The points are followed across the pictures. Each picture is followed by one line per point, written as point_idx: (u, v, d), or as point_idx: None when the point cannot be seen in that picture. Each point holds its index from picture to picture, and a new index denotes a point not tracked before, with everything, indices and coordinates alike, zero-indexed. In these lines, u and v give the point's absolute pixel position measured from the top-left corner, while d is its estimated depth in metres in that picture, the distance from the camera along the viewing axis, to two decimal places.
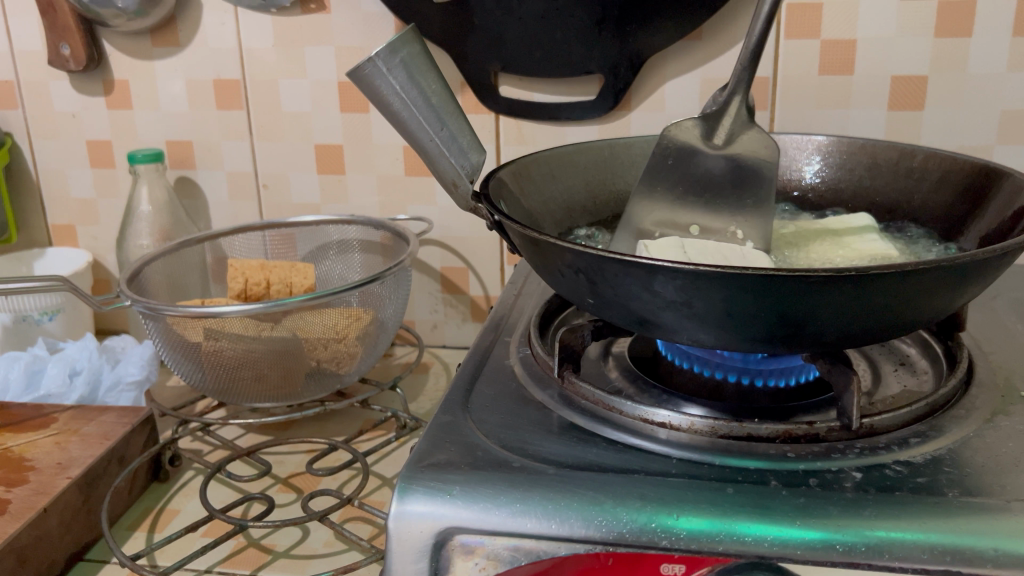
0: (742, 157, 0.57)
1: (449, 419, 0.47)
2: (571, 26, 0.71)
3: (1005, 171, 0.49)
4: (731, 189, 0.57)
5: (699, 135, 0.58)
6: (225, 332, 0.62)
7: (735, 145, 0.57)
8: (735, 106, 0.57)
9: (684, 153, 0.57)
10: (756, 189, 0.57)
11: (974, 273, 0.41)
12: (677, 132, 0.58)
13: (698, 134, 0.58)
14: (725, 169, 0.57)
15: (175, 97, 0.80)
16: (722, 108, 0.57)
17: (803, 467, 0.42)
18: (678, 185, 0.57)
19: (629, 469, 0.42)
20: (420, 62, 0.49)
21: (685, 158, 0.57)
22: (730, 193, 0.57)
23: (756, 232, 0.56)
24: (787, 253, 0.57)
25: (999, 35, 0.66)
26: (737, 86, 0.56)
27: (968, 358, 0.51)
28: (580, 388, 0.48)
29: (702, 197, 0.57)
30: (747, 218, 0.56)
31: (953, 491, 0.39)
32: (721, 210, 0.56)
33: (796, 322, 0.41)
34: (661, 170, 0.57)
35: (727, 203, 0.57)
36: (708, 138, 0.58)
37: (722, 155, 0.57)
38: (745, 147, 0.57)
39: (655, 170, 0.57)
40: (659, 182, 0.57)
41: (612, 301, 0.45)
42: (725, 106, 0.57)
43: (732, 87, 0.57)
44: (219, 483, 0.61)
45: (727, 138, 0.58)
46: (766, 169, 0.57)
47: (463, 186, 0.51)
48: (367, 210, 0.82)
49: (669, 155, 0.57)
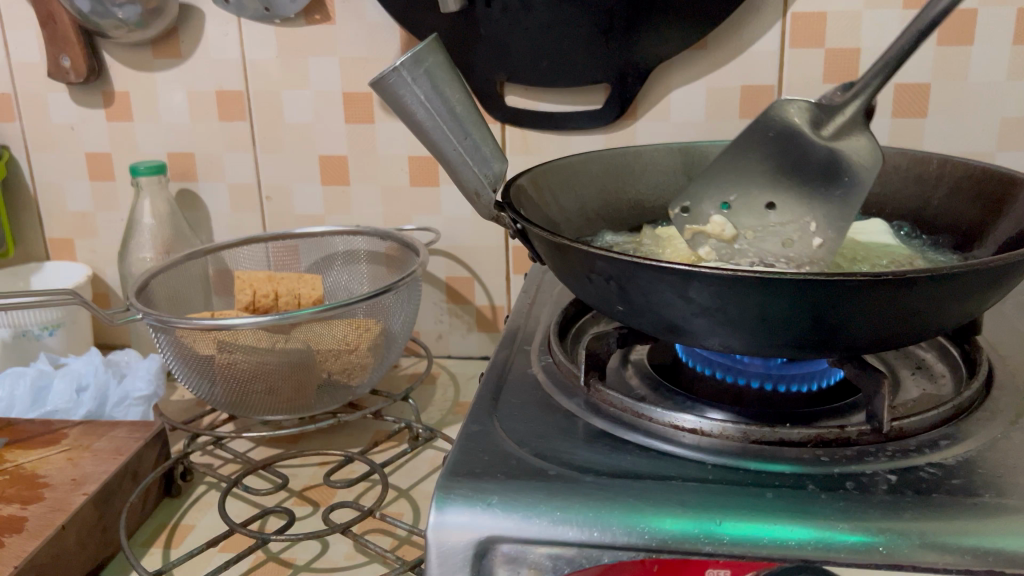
0: (842, 156, 0.52)
1: (478, 427, 0.46)
2: (578, 36, 0.71)
3: (1020, 179, 0.50)
4: (824, 182, 0.52)
5: (808, 120, 0.53)
6: (238, 343, 0.61)
7: (841, 143, 0.52)
8: (854, 108, 0.51)
9: (786, 135, 0.53)
10: (838, 193, 0.52)
11: (1003, 275, 0.42)
12: (787, 110, 0.53)
13: (807, 118, 0.53)
14: (821, 164, 0.52)
15: (176, 109, 0.80)
16: (838, 107, 0.52)
17: (837, 471, 0.42)
18: (767, 160, 0.54)
19: (665, 475, 0.42)
20: (443, 72, 0.49)
21: (786, 138, 0.53)
22: (815, 187, 0.52)
23: (830, 229, 0.51)
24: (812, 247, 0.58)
25: (999, 44, 0.68)
26: (865, 87, 0.50)
27: (986, 361, 0.52)
28: (607, 395, 0.48)
29: (784, 182, 0.53)
30: (830, 213, 0.52)
31: (989, 492, 0.40)
32: (803, 200, 0.52)
33: (830, 325, 0.41)
34: (760, 143, 0.54)
35: (810, 188, 0.52)
36: (817, 126, 0.52)
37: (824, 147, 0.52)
38: (851, 148, 0.52)
39: (753, 138, 0.54)
40: (755, 156, 0.54)
41: (643, 308, 0.45)
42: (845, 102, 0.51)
43: (860, 89, 0.50)
44: (234, 498, 0.61)
45: (835, 134, 0.52)
46: (862, 181, 0.52)
47: (487, 195, 0.51)
48: (371, 221, 0.82)
49: (773, 132, 0.54)
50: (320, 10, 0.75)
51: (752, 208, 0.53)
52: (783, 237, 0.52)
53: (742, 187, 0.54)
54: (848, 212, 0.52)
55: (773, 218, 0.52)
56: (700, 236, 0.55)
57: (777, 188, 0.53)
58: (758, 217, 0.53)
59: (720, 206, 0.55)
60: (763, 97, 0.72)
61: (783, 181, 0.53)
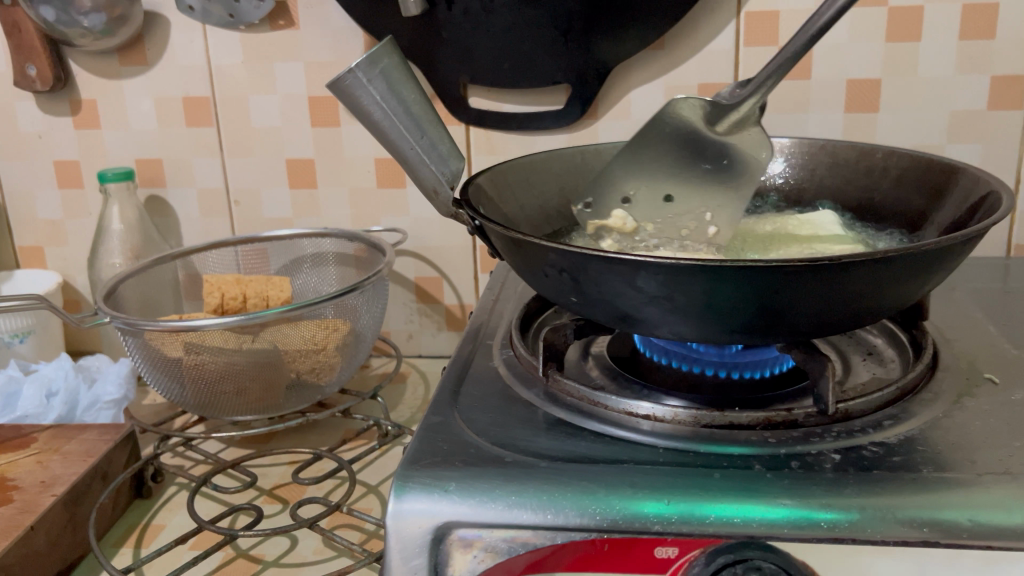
0: (734, 151, 0.56)
1: (439, 418, 0.47)
2: (538, 37, 0.72)
3: (961, 166, 0.52)
4: (719, 175, 0.56)
5: (702, 116, 0.55)
6: (206, 344, 0.62)
7: (733, 137, 0.55)
8: (750, 106, 0.53)
9: (684, 132, 0.56)
10: (728, 180, 0.56)
11: (939, 259, 0.43)
12: (681, 109, 0.55)
13: (700, 113, 0.55)
14: (715, 156, 0.56)
15: (143, 116, 0.80)
16: (735, 103, 0.54)
17: (784, 451, 0.43)
18: (665, 154, 0.56)
19: (618, 459, 0.43)
20: (398, 73, 0.50)
21: (682, 134, 0.56)
22: (708, 178, 0.56)
23: (726, 217, 0.56)
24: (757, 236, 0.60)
25: (946, 39, 0.70)
26: (755, 90, 0.52)
27: (933, 346, 0.54)
28: (565, 385, 0.50)
29: (678, 175, 0.56)
30: (720, 202, 0.56)
31: (928, 467, 0.41)
32: (698, 189, 0.56)
33: (774, 311, 0.43)
34: (655, 138, 0.56)
35: (701, 182, 0.56)
36: (711, 122, 0.55)
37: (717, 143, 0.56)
38: (743, 142, 0.56)
39: (653, 133, 0.56)
40: (651, 150, 0.57)
41: (596, 298, 0.46)
42: (741, 101, 0.53)
43: (751, 89, 0.53)
44: (204, 497, 0.62)
45: (730, 128, 0.55)
46: (755, 168, 0.56)
47: (445, 193, 0.52)
48: (340, 223, 0.83)
49: (668, 129, 0.56)
50: (284, 16, 0.76)
51: (653, 200, 0.57)
52: (682, 227, 0.55)
53: (640, 179, 0.57)
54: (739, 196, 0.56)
55: (670, 210, 0.56)
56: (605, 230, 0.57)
57: (669, 181, 0.56)
58: (660, 209, 0.56)
59: (623, 199, 0.57)
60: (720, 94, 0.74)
61: (682, 173, 0.56)
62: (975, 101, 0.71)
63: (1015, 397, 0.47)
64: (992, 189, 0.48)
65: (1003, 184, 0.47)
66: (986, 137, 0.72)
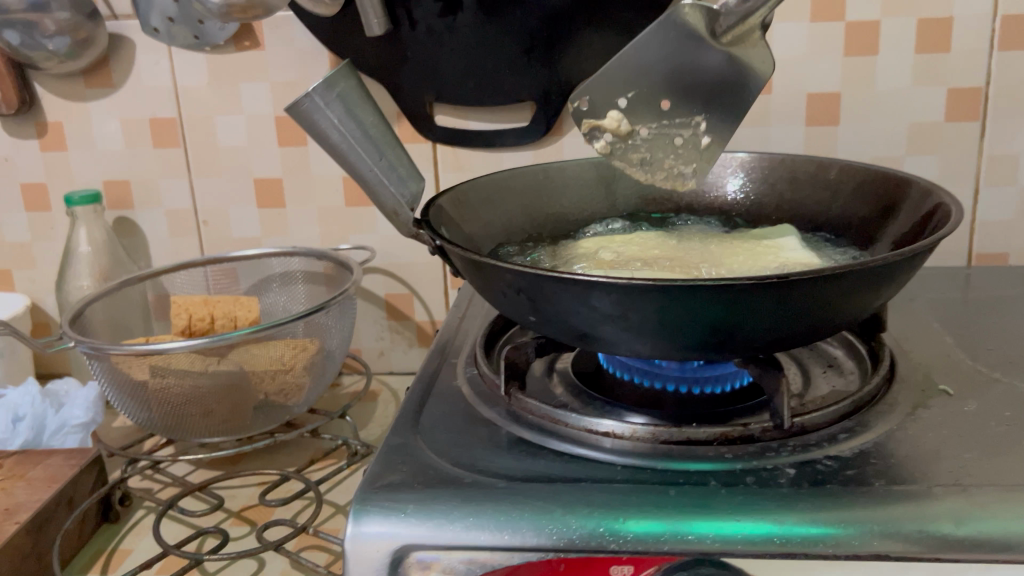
0: (740, 61, 0.50)
1: (400, 440, 0.47)
2: (502, 56, 0.73)
3: (912, 180, 0.53)
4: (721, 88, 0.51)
5: (707, 18, 0.48)
6: (171, 367, 0.62)
7: (740, 45, 0.50)
8: (762, 14, 0.45)
9: (686, 38, 0.49)
10: (730, 101, 0.52)
11: (889, 274, 0.44)
12: (687, 9, 0.48)
13: (703, 17, 0.48)
14: (718, 71, 0.51)
15: (110, 137, 0.80)
16: (750, 7, 0.44)
17: (740, 467, 0.44)
18: (665, 64, 0.51)
19: (577, 477, 0.44)
20: (356, 96, 0.51)
21: (684, 39, 0.49)
22: (711, 100, 0.52)
23: (720, 131, 0.53)
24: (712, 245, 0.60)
25: (902, 53, 0.71)
26: (767, 2, 0.43)
27: (890, 357, 0.54)
28: (527, 403, 0.50)
29: (679, 91, 0.52)
30: (720, 113, 0.52)
31: (880, 480, 0.42)
32: (700, 103, 0.52)
33: (727, 328, 0.43)
34: (657, 40, 0.50)
35: (703, 98, 0.52)
36: (714, 31, 0.49)
37: (722, 52, 0.50)
38: (747, 53, 0.50)
39: (650, 42, 0.50)
40: (652, 51, 0.50)
41: (553, 317, 0.47)
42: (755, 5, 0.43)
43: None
44: (171, 521, 0.61)
45: (734, 39, 0.49)
46: (757, 81, 0.51)
47: (405, 214, 0.52)
48: (309, 241, 0.83)
49: (671, 31, 0.49)
50: (249, 36, 0.76)
51: (647, 109, 0.54)
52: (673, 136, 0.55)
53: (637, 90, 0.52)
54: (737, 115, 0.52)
55: (667, 118, 0.54)
56: (597, 129, 0.55)
57: (668, 92, 0.52)
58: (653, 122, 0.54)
59: (618, 101, 0.53)
60: None
61: (680, 92, 0.52)
62: (931, 113, 0.72)
63: (968, 407, 0.48)
64: (943, 202, 0.49)
65: (953, 197, 0.49)
66: (943, 148, 0.73)
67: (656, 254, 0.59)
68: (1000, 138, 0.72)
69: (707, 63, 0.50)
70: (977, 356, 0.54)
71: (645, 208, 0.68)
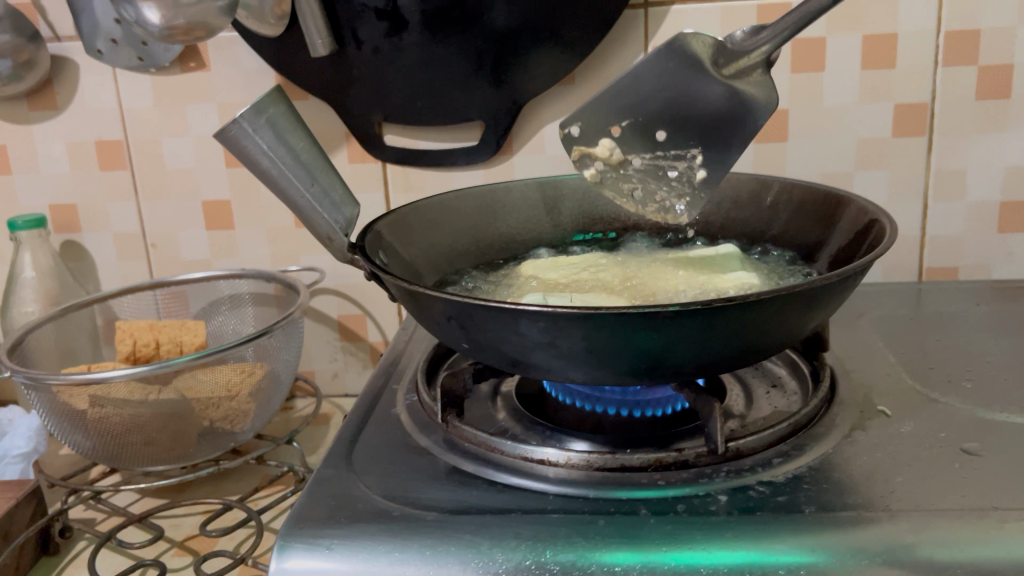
0: (742, 94, 0.53)
1: (331, 472, 0.47)
2: (449, 75, 0.72)
3: (848, 198, 0.54)
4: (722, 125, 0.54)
5: (710, 53, 0.52)
6: (110, 397, 0.61)
7: (741, 79, 0.53)
8: (760, 53, 0.51)
9: (687, 65, 0.53)
10: (729, 132, 0.54)
11: (821, 297, 0.44)
12: (693, 41, 0.52)
13: (709, 48, 0.52)
14: (718, 100, 0.54)
15: (55, 160, 0.79)
16: (745, 49, 0.51)
17: (672, 494, 0.43)
18: (660, 95, 0.55)
19: (507, 508, 0.43)
20: (286, 121, 0.50)
21: (686, 68, 0.53)
22: (712, 129, 0.54)
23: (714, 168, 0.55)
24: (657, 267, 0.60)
25: (848, 69, 0.71)
26: (772, 38, 0.49)
27: (831, 378, 0.54)
28: (463, 431, 0.49)
29: (677, 117, 0.55)
30: (715, 147, 0.55)
31: (810, 507, 0.41)
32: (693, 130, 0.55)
33: (656, 353, 0.43)
34: (655, 68, 0.54)
35: (699, 131, 0.55)
36: (717, 63, 0.52)
37: (722, 85, 0.53)
38: (750, 86, 0.53)
39: (650, 68, 0.53)
40: (649, 79, 0.54)
41: (484, 344, 0.46)
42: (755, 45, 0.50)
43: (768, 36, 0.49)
44: (110, 552, 0.60)
45: (735, 73, 0.52)
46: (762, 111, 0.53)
47: (339, 240, 0.52)
48: (259, 263, 0.82)
49: (671, 56, 0.53)
50: (194, 58, 0.75)
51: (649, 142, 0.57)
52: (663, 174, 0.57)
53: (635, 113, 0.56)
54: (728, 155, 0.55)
55: (659, 148, 0.56)
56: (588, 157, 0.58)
57: (665, 121, 0.55)
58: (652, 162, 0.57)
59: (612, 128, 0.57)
60: None
61: (678, 116, 0.55)
62: (878, 129, 0.72)
63: (904, 429, 0.48)
64: (876, 218, 0.50)
65: (886, 213, 0.50)
66: (891, 163, 0.73)
67: (599, 277, 0.58)
68: (947, 154, 0.73)
69: (706, 94, 0.54)
70: (917, 376, 0.54)
71: (588, 227, 0.68)
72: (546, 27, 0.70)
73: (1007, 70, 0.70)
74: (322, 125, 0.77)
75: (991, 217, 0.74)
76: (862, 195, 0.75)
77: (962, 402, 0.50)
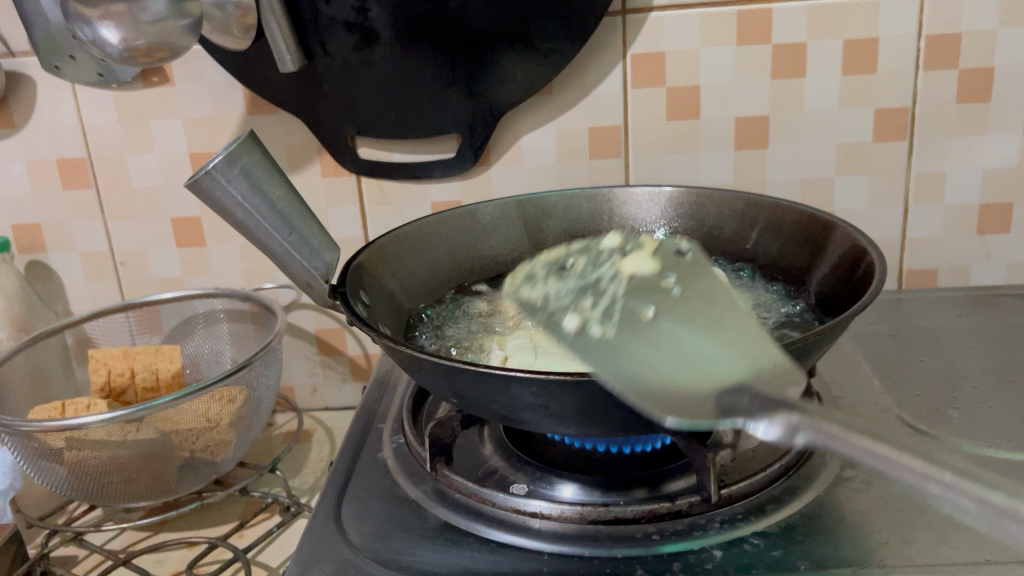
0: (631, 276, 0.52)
1: (321, 532, 0.46)
2: (422, 89, 0.70)
3: (833, 222, 0.53)
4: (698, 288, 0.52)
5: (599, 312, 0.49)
6: (88, 440, 0.59)
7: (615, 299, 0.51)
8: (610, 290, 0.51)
9: (632, 325, 0.49)
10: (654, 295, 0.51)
11: (814, 347, 0.43)
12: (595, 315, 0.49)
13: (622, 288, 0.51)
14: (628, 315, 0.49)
15: (15, 180, 0.76)
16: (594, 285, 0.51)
17: (667, 550, 0.43)
18: (645, 325, 0.49)
19: (502, 571, 0.42)
20: (260, 169, 0.48)
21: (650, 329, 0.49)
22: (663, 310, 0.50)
23: (669, 297, 0.51)
24: (640, 294, 0.59)
25: (829, 75, 0.70)
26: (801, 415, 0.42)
27: (819, 410, 0.54)
28: (453, 481, 0.49)
29: (669, 314, 0.50)
30: (665, 296, 0.51)
31: (805, 563, 0.41)
32: (668, 310, 0.50)
33: (648, 414, 0.42)
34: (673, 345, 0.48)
35: (642, 290, 0.51)
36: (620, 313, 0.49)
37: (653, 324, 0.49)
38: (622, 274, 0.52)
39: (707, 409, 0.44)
40: (657, 354, 0.47)
41: (474, 402, 0.45)
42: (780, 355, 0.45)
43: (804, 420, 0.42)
44: None
45: (603, 300, 0.51)
46: (622, 288, 0.51)
47: (319, 286, 0.50)
48: (232, 280, 0.80)
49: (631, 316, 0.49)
50: (157, 73, 0.72)
51: (606, 317, 0.49)
52: (598, 300, 0.51)
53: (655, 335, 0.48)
54: (659, 288, 0.51)
55: (642, 317, 0.49)
56: (663, 358, 0.51)
57: (648, 320, 0.49)
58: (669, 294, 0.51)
59: (644, 318, 0.49)
60: (610, 138, 0.73)
61: (634, 304, 0.50)
62: (859, 134, 0.72)
63: (893, 467, 0.48)
64: (863, 247, 0.49)
65: (873, 245, 0.48)
66: (871, 168, 0.73)
67: None
68: (927, 158, 0.72)
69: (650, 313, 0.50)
70: (905, 407, 0.54)
71: (572, 246, 0.66)
72: (522, 39, 0.67)
73: (987, 73, 0.69)
74: (293, 139, 0.74)
75: (968, 219, 0.74)
76: (843, 199, 0.74)
77: (951, 435, 0.50)
